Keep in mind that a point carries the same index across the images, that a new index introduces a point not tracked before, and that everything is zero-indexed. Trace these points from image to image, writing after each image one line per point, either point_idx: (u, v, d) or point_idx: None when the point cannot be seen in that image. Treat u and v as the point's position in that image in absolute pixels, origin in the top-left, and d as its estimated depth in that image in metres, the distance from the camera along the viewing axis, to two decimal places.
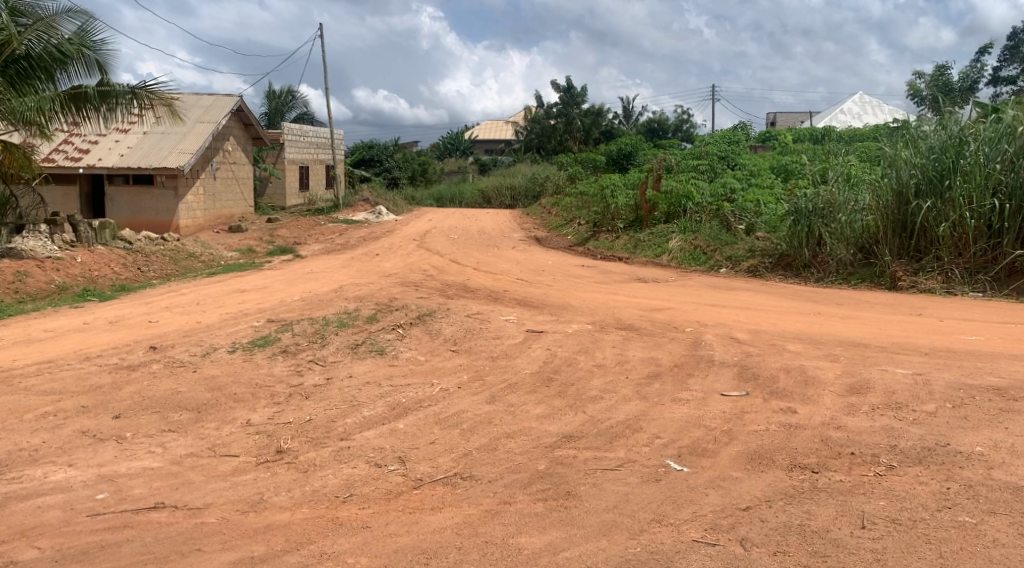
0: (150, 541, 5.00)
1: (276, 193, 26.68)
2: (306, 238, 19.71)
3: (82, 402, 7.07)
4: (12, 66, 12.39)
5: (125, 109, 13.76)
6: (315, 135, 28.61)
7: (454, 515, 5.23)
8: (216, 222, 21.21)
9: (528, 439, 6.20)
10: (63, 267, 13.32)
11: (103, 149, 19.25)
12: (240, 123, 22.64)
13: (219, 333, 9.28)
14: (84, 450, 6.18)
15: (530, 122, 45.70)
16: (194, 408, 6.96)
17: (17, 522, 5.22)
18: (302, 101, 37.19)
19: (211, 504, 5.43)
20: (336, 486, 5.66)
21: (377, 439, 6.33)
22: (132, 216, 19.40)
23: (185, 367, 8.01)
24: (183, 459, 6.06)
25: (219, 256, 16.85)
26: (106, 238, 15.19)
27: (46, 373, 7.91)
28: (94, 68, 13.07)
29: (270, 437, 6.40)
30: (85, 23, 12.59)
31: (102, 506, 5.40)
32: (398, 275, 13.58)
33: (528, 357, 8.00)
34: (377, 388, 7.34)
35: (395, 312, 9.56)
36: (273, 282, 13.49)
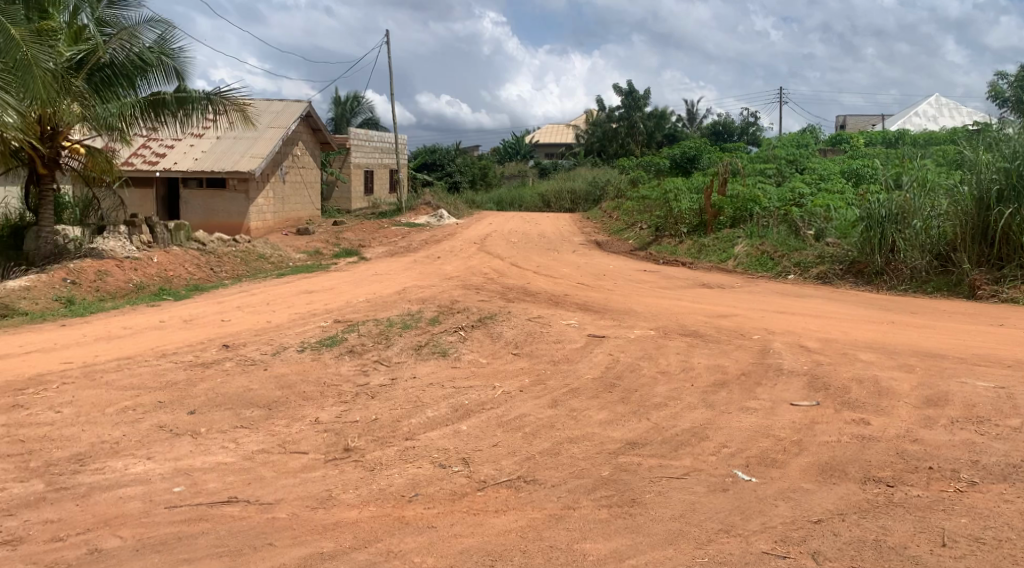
0: (223, 535, 5.14)
1: (342, 197, 27.13)
2: (370, 241, 19.97)
3: (159, 398, 7.29)
4: (97, 75, 12.76)
5: (201, 114, 14.21)
6: (380, 140, 29.07)
7: (518, 518, 5.25)
8: (285, 224, 21.67)
9: (591, 444, 6.18)
10: (140, 267, 13.78)
11: (178, 153, 19.86)
12: (309, 128, 23.12)
13: (289, 332, 9.49)
14: (161, 444, 6.37)
15: (591, 126, 45.54)
16: (265, 405, 7.12)
17: (101, 510, 5.40)
18: (368, 106, 37.81)
19: (281, 500, 5.55)
20: (401, 485, 5.72)
21: (440, 440, 6.39)
22: (204, 218, 19.95)
23: (256, 365, 8.20)
24: (255, 455, 6.21)
25: (287, 258, 17.19)
26: (182, 239, 15.63)
27: (126, 369, 8.19)
28: (173, 75, 13.42)
29: (337, 435, 6.52)
30: (165, 32, 13.11)
31: (179, 499, 5.56)
32: (460, 278, 13.67)
33: (590, 362, 7.98)
34: (440, 390, 7.39)
35: (457, 315, 9.63)
36: (338, 284, 13.69)
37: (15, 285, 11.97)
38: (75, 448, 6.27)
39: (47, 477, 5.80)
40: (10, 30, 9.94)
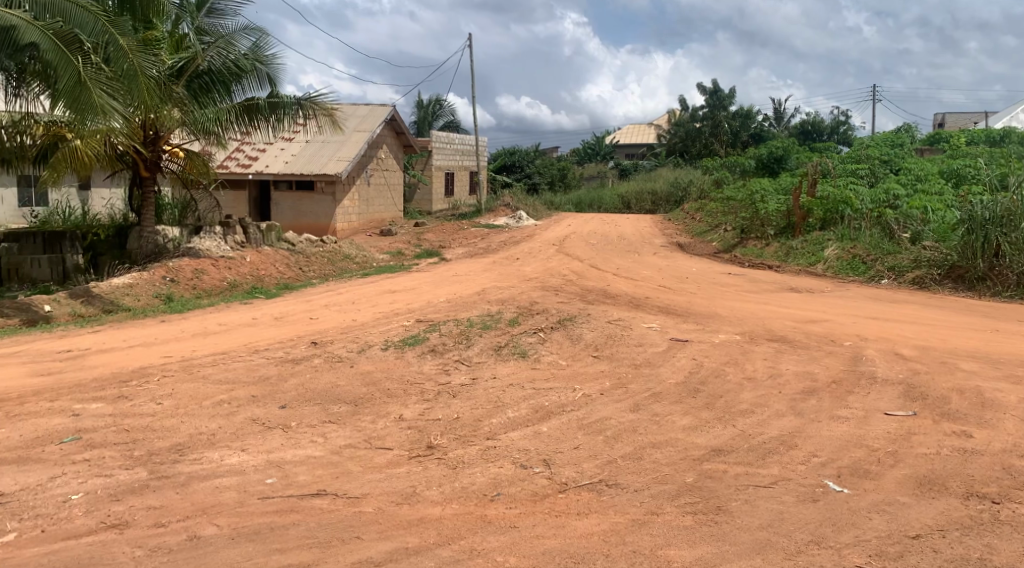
0: (313, 527, 5.26)
1: (424, 199, 27.50)
2: (451, 242, 20.18)
3: (252, 392, 7.53)
4: (196, 81, 13.19)
5: (291, 119, 14.64)
6: (461, 142, 29.36)
7: (601, 521, 5.22)
8: (369, 225, 22.10)
9: (675, 450, 6.10)
10: (234, 266, 14.26)
11: (270, 157, 20.48)
12: (393, 131, 23.53)
13: (373, 331, 9.67)
14: (254, 437, 6.57)
15: (674, 126, 44.97)
16: (352, 401, 7.27)
17: (198, 499, 5.60)
18: (450, 109, 38.23)
19: (368, 494, 5.66)
20: (483, 484, 5.76)
21: (522, 441, 6.40)
22: (293, 220, 20.52)
23: (342, 362, 8.38)
24: (342, 450, 6.34)
25: (372, 258, 17.52)
26: (272, 240, 16.11)
27: (221, 364, 8.49)
28: (265, 81, 13.88)
29: (421, 432, 6.60)
30: (259, 39, 13.56)
31: (271, 490, 5.72)
32: (539, 280, 13.69)
33: (672, 366, 7.87)
34: (520, 391, 7.41)
35: (537, 316, 9.64)
36: (420, 284, 13.87)
37: (119, 282, 12.53)
38: (175, 438, 6.52)
39: (149, 466, 6.04)
40: (119, 40, 10.42)
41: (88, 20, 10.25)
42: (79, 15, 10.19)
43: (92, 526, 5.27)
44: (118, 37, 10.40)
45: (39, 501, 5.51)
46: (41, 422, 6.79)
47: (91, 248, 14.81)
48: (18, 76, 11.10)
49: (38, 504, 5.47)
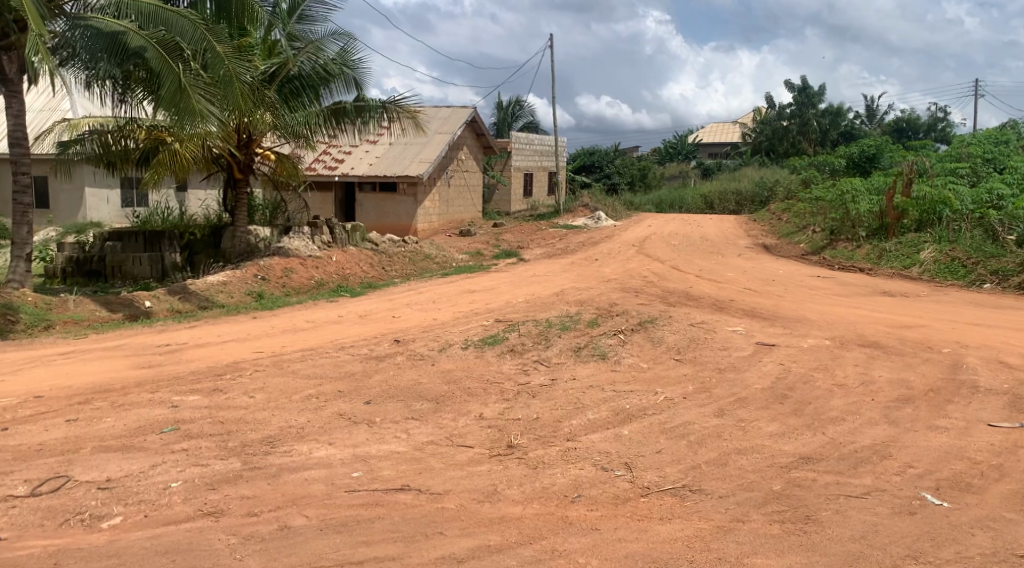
0: (398, 521, 5.35)
1: (503, 199, 27.64)
2: (530, 242, 20.22)
3: (339, 388, 7.71)
4: (287, 85, 13.64)
5: (376, 122, 14.94)
6: (541, 142, 29.40)
7: (685, 527, 5.16)
8: (449, 226, 22.35)
9: (761, 457, 5.98)
10: (321, 265, 14.64)
11: (355, 159, 20.93)
12: (474, 133, 23.74)
13: (454, 330, 9.77)
14: (340, 431, 6.73)
15: (760, 124, 44.03)
16: (433, 399, 7.36)
17: (288, 490, 5.76)
18: (531, 110, 38.33)
19: (450, 491, 5.72)
20: (564, 485, 5.76)
21: (603, 443, 6.37)
22: (376, 220, 20.91)
23: (424, 360, 8.50)
24: (425, 446, 6.43)
25: (452, 258, 17.72)
26: (357, 240, 16.46)
27: (309, 359, 8.72)
28: (352, 85, 14.19)
29: (501, 431, 6.64)
30: (347, 43, 13.84)
31: (357, 483, 5.84)
32: (619, 281, 13.60)
33: (758, 371, 7.71)
34: (601, 392, 7.37)
35: (617, 318, 9.58)
36: (500, 284, 13.95)
37: (214, 280, 12.99)
38: (266, 431, 6.72)
39: (242, 457, 6.25)
40: (216, 47, 10.67)
41: (188, 28, 10.57)
42: (180, 24, 10.51)
43: (190, 513, 5.47)
44: (215, 44, 10.65)
45: (141, 487, 5.75)
46: (142, 412, 7.09)
47: (188, 247, 15.49)
48: (124, 82, 11.65)
49: (141, 490, 5.71)
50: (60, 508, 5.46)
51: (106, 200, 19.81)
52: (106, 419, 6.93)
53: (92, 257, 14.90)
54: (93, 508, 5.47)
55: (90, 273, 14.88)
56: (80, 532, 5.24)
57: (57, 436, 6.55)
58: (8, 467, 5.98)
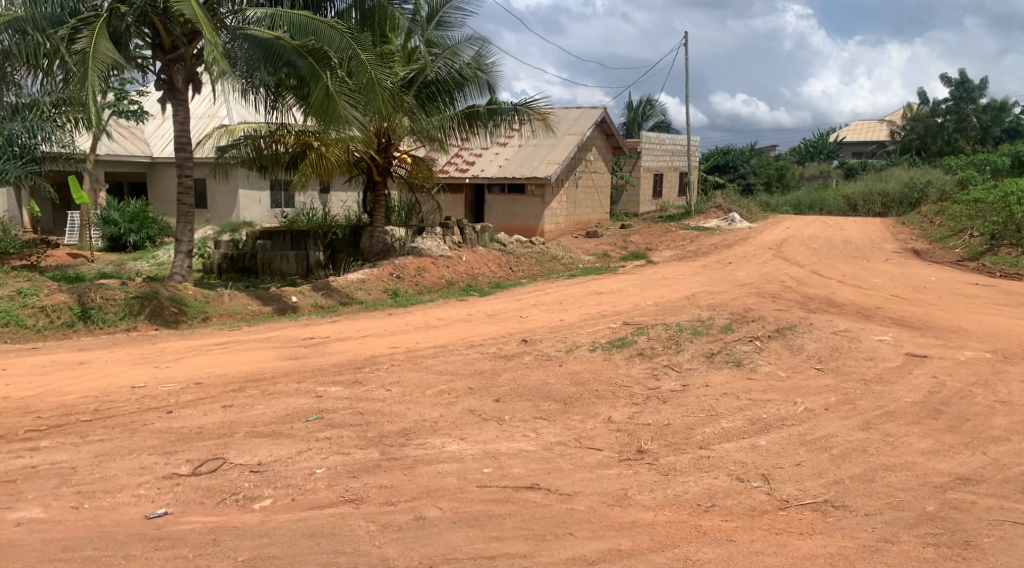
0: (528, 519, 5.39)
1: (631, 200, 27.39)
2: (660, 244, 19.92)
3: (469, 384, 7.84)
4: (424, 90, 13.93)
5: (507, 124, 15.16)
6: (672, 142, 28.96)
7: (827, 544, 4.96)
8: (576, 227, 22.34)
9: (912, 475, 5.67)
10: (452, 265, 14.96)
11: (485, 161, 21.26)
12: (603, 134, 23.64)
13: (581, 332, 9.75)
14: (471, 427, 6.84)
15: (911, 121, 41.77)
16: (562, 400, 7.37)
17: (423, 482, 5.91)
18: (662, 109, 37.86)
19: (580, 492, 5.72)
20: (697, 494, 5.64)
21: (738, 452, 6.20)
22: (504, 221, 21.19)
23: (552, 360, 8.53)
24: (554, 446, 6.44)
25: (579, 259, 17.73)
26: (486, 240, 16.72)
27: (441, 356, 8.91)
28: (485, 89, 14.41)
29: (631, 436, 6.57)
30: (481, 48, 14.08)
31: (488, 479, 5.92)
32: (754, 285, 13.21)
33: (907, 384, 7.29)
34: (735, 400, 7.18)
35: (751, 324, 9.29)
36: (628, 286, 13.83)
37: (353, 277, 13.47)
38: (402, 424, 6.91)
39: (380, 447, 6.45)
40: (360, 55, 11.05)
41: (337, 37, 11.00)
42: (328, 33, 10.97)
43: (333, 499, 5.69)
44: (358, 52, 11.02)
45: (288, 472, 6.03)
46: (288, 401, 7.44)
47: (330, 247, 16.10)
48: (275, 89, 12.29)
49: (288, 474, 5.99)
50: (217, 488, 5.78)
51: (257, 201, 20.92)
52: (257, 406, 7.32)
53: (244, 255, 15.77)
54: (247, 490, 5.78)
55: (243, 269, 15.78)
56: (235, 511, 5.53)
57: (214, 420, 6.97)
58: (173, 447, 6.39)
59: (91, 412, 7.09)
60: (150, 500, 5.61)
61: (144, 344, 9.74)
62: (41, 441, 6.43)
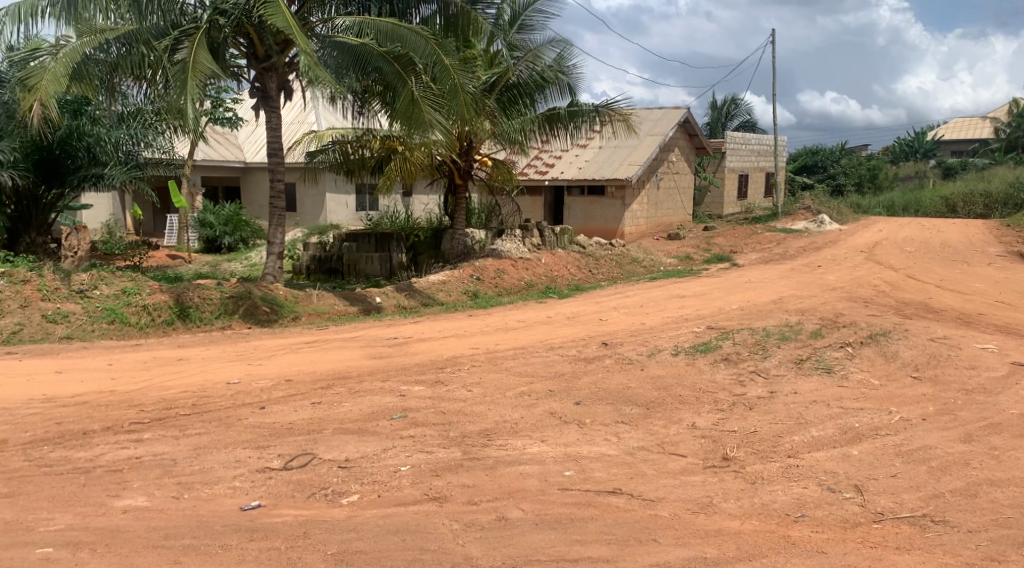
0: (611, 523, 5.34)
1: (715, 202, 26.96)
2: (744, 247, 19.51)
3: (550, 387, 7.83)
4: (506, 94, 14.04)
5: (588, 126, 15.10)
6: (758, 142, 28.37)
7: (926, 560, 4.76)
8: (657, 229, 22.09)
9: (1019, 491, 5.40)
10: (531, 267, 14.97)
11: (566, 163, 21.24)
12: (687, 134, 23.30)
13: (663, 335, 9.62)
14: (552, 430, 6.82)
15: (1016, 119, 39.91)
16: (644, 404, 7.29)
17: (505, 483, 5.92)
18: (747, 109, 37.17)
19: (663, 499, 5.64)
20: (786, 503, 5.49)
21: (829, 462, 6.01)
22: (584, 223, 21.15)
23: (633, 364, 8.44)
24: (636, 451, 6.38)
25: (660, 262, 17.54)
26: (565, 242, 16.70)
27: (521, 358, 8.92)
28: (566, 91, 14.39)
29: (716, 442, 6.45)
30: (563, 50, 14.05)
31: (570, 482, 5.90)
32: (846, 289, 12.82)
33: (1013, 395, 6.94)
34: (825, 408, 6.97)
35: (843, 330, 9.00)
36: (712, 289, 13.60)
37: (434, 279, 13.65)
38: (483, 424, 6.95)
39: (463, 447, 6.50)
40: (443, 60, 11.12)
41: (421, 43, 11.12)
42: (414, 39, 11.11)
43: (417, 496, 5.76)
44: (442, 58, 11.10)
45: (375, 469, 6.13)
46: (374, 399, 7.58)
47: (413, 248, 16.20)
48: (362, 96, 12.56)
49: (375, 471, 6.09)
50: (307, 482, 5.93)
51: (343, 204, 21.42)
52: (343, 403, 7.48)
53: (332, 256, 16.28)
54: (335, 485, 5.90)
55: (330, 270, 16.30)
56: (324, 505, 5.65)
57: (304, 416, 7.15)
58: (265, 442, 6.58)
59: (190, 407, 7.36)
60: (245, 492, 5.79)
61: (237, 341, 10.07)
62: (144, 433, 6.70)
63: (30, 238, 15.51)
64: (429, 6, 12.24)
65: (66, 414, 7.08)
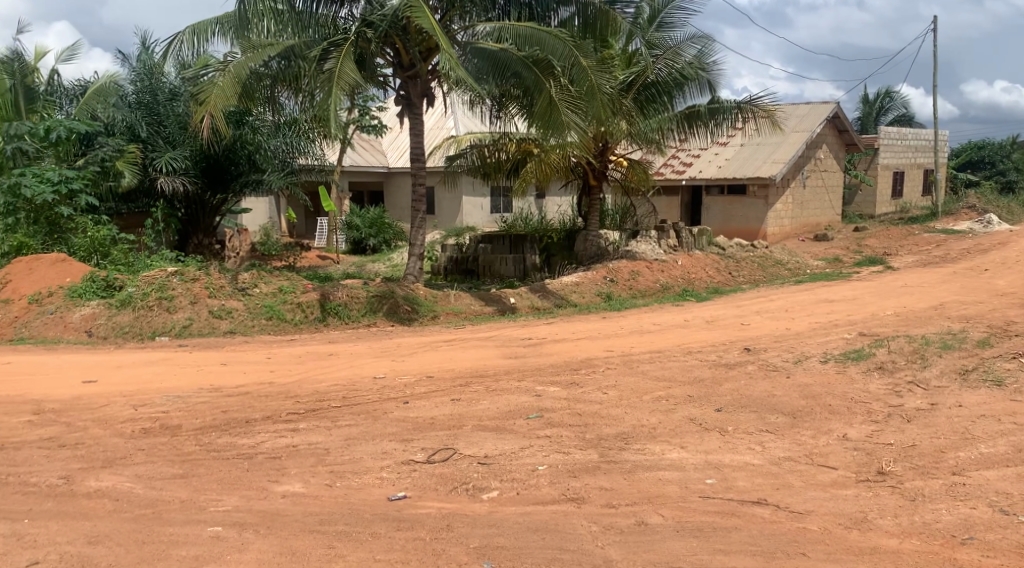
0: (756, 534, 5.16)
1: (866, 201, 25.67)
2: (899, 249, 18.45)
3: (689, 392, 7.66)
4: (644, 93, 13.76)
5: (729, 123, 14.71)
6: (915, 137, 26.79)
7: None
8: (803, 230, 21.25)
9: None
10: (667, 269, 14.72)
11: (704, 162, 20.78)
12: (835, 130, 22.28)
13: (811, 342, 9.21)
14: (692, 436, 6.67)
15: None
16: (790, 413, 7.01)
17: (644, 488, 5.84)
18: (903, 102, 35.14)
19: (813, 512, 5.40)
20: (952, 524, 5.14)
21: (1001, 482, 5.58)
22: (723, 223, 20.63)
23: (778, 371, 8.14)
24: (782, 461, 6.14)
25: (806, 264, 16.86)
26: (703, 244, 16.38)
27: (659, 362, 8.77)
28: (706, 88, 14.07)
29: (870, 456, 6.12)
30: (704, 46, 13.73)
31: (712, 490, 5.75)
32: (1017, 296, 11.87)
33: None
34: (996, 423, 6.48)
35: (1014, 339, 8.34)
36: (864, 294, 12.92)
37: (568, 280, 13.67)
38: (621, 428, 6.87)
39: (600, 449, 6.46)
40: (580, 62, 11.00)
41: (558, 46, 11.07)
42: (551, 43, 11.08)
43: (555, 496, 5.77)
44: (580, 59, 10.99)
45: (513, 466, 6.19)
46: (511, 398, 7.65)
47: (546, 250, 16.30)
48: (500, 99, 12.72)
49: (513, 469, 6.15)
50: (449, 477, 6.05)
51: (478, 206, 21.83)
52: (482, 401, 7.59)
53: (468, 257, 16.65)
54: (476, 480, 5.99)
55: (466, 270, 16.70)
56: (465, 500, 5.75)
57: (444, 413, 7.31)
58: (409, 435, 6.77)
59: (340, 399, 7.68)
60: (391, 483, 5.98)
61: (381, 339, 10.43)
62: (299, 423, 7.03)
63: (198, 240, 16.65)
64: (568, 9, 12.27)
65: (230, 402, 7.53)
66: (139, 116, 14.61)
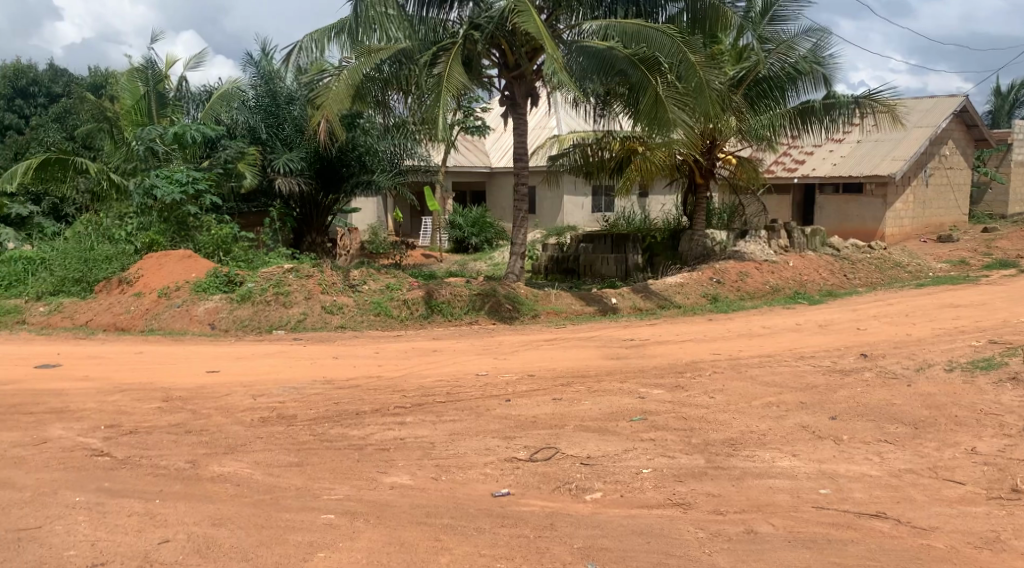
0: (874, 549, 4.94)
1: (997, 200, 24.04)
2: None
3: (802, 398, 7.40)
4: (755, 88, 13.45)
5: (846, 119, 14.17)
6: None
7: None
8: (925, 230, 20.27)
9: None
10: (777, 270, 14.29)
11: (818, 160, 20.09)
12: (963, 126, 21.12)
13: (934, 349, 8.75)
14: (805, 444, 6.44)
15: None
16: (911, 424, 6.68)
17: (753, 495, 5.67)
18: None
19: (938, 528, 5.12)
20: None
21: None
22: (838, 223, 19.88)
23: (897, 379, 7.76)
24: (903, 474, 5.86)
25: (928, 267, 16.06)
26: (816, 244, 15.85)
27: (768, 366, 8.52)
28: (821, 83, 13.59)
29: (1001, 471, 5.76)
30: (820, 39, 13.29)
31: (826, 501, 5.53)
32: None
33: None
34: None
35: None
36: (993, 299, 12.19)
37: (672, 281, 13.45)
38: (729, 433, 6.70)
39: (706, 455, 6.32)
40: (689, 58, 10.84)
41: (667, 42, 10.95)
42: (659, 39, 10.97)
43: (661, 500, 5.67)
44: (689, 56, 10.83)
45: (617, 468, 6.13)
46: (615, 399, 7.58)
47: (649, 249, 16.00)
48: (605, 98, 12.64)
49: (617, 471, 6.09)
50: (553, 476, 6.04)
51: (580, 206, 21.77)
52: (585, 402, 7.54)
53: (568, 257, 16.55)
54: (579, 481, 5.96)
55: (566, 270, 16.59)
56: (569, 500, 5.73)
57: (547, 412, 7.31)
58: (512, 433, 6.80)
59: (445, 395, 7.78)
60: (496, 480, 6.02)
61: (486, 336, 10.53)
62: (406, 417, 7.17)
63: (313, 238, 17.23)
64: (676, 5, 12.06)
65: (341, 395, 7.75)
66: (259, 119, 15.43)
